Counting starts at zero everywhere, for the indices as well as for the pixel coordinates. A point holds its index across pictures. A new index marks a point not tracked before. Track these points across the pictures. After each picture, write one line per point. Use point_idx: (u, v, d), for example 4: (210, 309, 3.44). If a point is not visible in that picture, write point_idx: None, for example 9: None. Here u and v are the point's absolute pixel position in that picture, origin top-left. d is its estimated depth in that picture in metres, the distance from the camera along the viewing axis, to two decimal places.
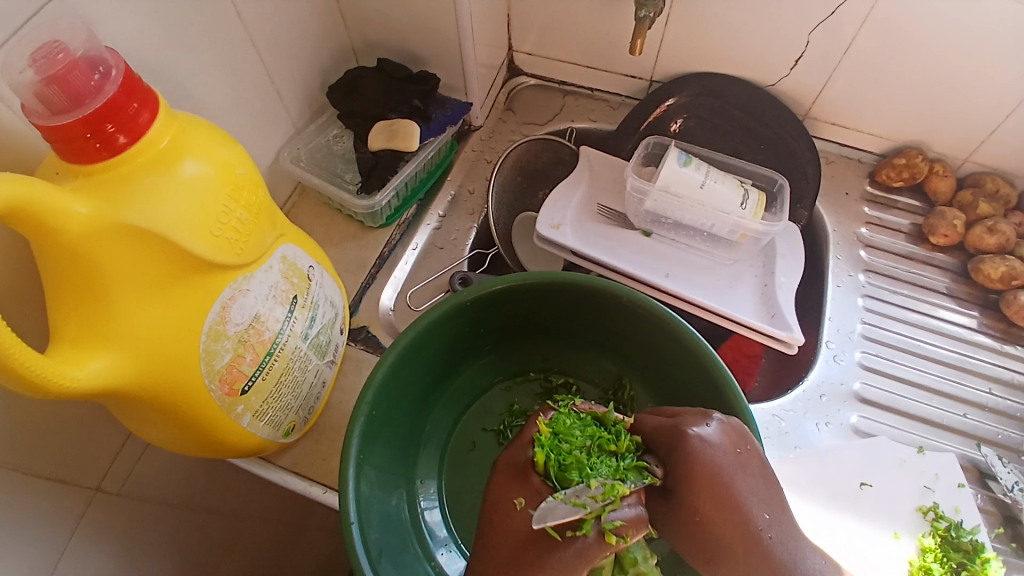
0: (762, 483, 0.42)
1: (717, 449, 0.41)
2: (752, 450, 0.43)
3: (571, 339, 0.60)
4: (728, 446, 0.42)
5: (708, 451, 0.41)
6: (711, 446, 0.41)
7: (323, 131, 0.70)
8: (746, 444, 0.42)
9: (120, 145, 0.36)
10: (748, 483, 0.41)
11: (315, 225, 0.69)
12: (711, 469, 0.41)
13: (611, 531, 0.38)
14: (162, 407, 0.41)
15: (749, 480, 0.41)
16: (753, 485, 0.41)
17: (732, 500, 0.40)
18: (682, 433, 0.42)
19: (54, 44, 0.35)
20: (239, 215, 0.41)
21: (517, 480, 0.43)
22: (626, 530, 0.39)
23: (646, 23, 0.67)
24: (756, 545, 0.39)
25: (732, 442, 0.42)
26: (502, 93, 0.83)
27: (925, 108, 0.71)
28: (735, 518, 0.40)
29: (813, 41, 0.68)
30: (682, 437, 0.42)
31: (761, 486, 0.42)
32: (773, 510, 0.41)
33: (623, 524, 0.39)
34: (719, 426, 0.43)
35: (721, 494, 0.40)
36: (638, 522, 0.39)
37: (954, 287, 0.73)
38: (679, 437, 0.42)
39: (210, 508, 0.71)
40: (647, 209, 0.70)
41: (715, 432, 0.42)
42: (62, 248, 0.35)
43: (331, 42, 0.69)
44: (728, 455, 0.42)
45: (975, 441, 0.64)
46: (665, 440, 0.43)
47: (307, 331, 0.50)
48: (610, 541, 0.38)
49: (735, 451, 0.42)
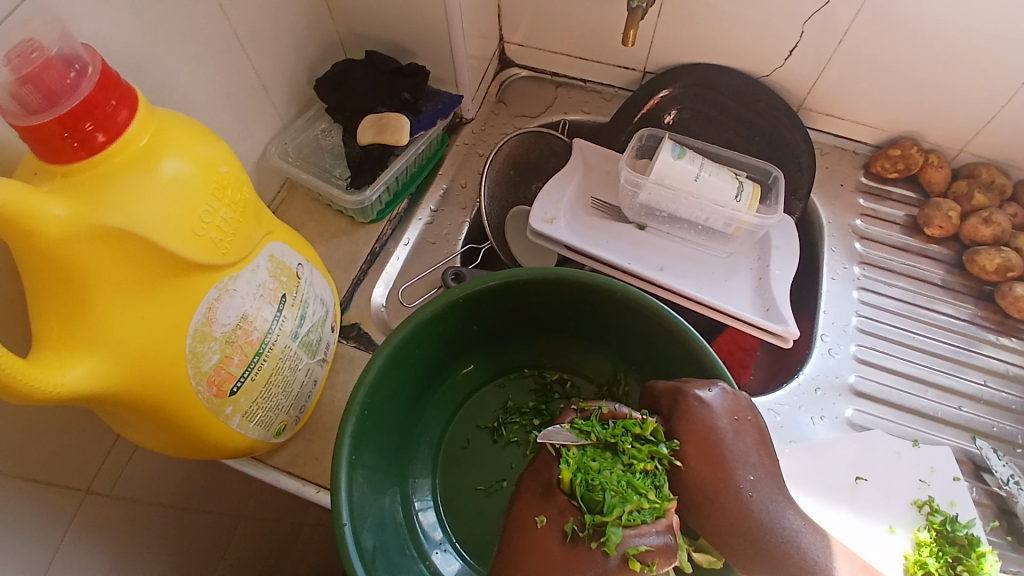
0: (750, 452, 0.44)
1: (716, 412, 0.44)
2: (750, 418, 0.45)
3: (565, 334, 0.59)
4: (726, 411, 0.44)
5: (707, 413, 0.44)
6: (711, 409, 0.44)
7: (310, 126, 0.68)
8: (746, 413, 0.45)
9: (99, 144, 0.35)
10: (740, 447, 0.44)
11: (304, 221, 0.68)
12: (709, 430, 0.44)
13: (635, 556, 0.38)
14: (151, 411, 0.41)
15: (742, 444, 0.44)
16: (745, 449, 0.44)
17: (723, 459, 0.44)
18: (683, 393, 0.45)
19: (28, 42, 0.34)
20: (223, 214, 0.40)
21: (542, 499, 0.42)
22: (652, 558, 0.39)
23: (639, 14, 0.66)
24: (737, 502, 0.43)
25: (732, 409, 0.45)
26: (493, 84, 0.82)
27: (920, 99, 0.70)
28: (718, 476, 0.43)
29: (807, 30, 0.67)
30: (684, 396, 0.45)
31: (752, 450, 0.44)
32: (760, 473, 0.44)
33: (648, 551, 0.39)
34: (721, 393, 0.45)
35: (714, 453, 0.44)
36: (665, 551, 0.39)
37: (949, 279, 0.73)
38: (681, 397, 0.45)
39: (204, 508, 0.70)
40: (641, 203, 0.69)
41: (716, 397, 0.44)
42: (39, 251, 0.34)
43: (317, 34, 0.67)
44: (725, 419, 0.44)
45: (970, 434, 0.64)
46: (666, 401, 0.46)
47: (296, 330, 0.49)
48: (633, 567, 0.38)
49: (732, 419, 0.44)
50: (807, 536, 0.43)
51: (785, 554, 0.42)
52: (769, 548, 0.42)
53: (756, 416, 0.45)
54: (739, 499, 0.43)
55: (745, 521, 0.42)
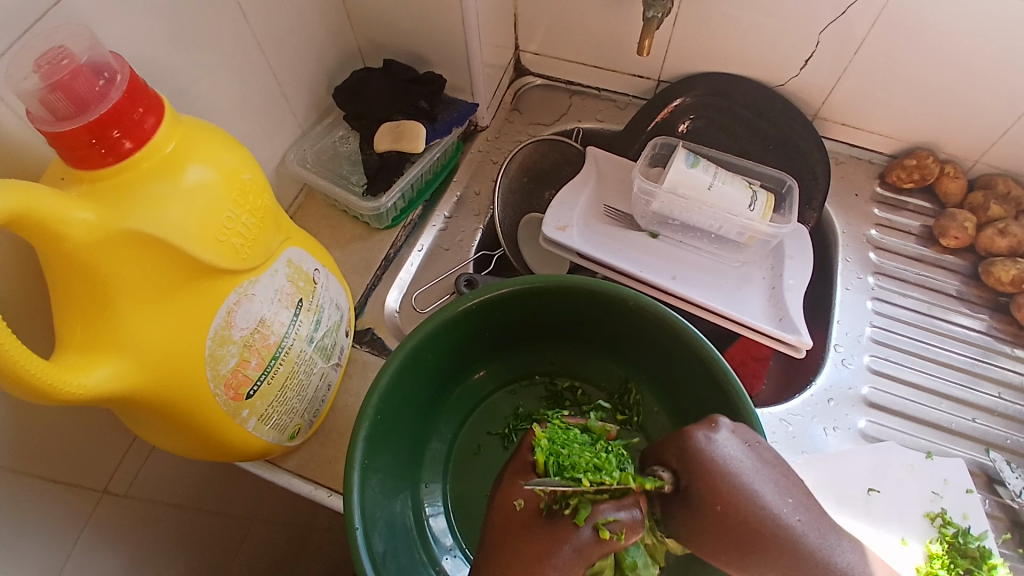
0: (775, 479, 0.42)
1: (731, 448, 0.41)
2: (761, 442, 0.43)
3: (577, 342, 0.59)
4: (738, 441, 0.42)
5: (721, 452, 0.41)
6: (725, 445, 0.41)
7: (329, 133, 0.69)
8: (755, 437, 0.43)
9: (126, 151, 0.36)
10: (764, 476, 0.41)
11: (320, 226, 0.69)
12: (732, 467, 0.41)
13: (605, 527, 0.39)
14: (169, 412, 0.41)
15: (767, 470, 0.42)
16: (770, 475, 0.42)
17: (754, 495, 0.40)
18: (690, 436, 0.42)
19: (57, 50, 0.35)
20: (244, 220, 0.41)
21: (519, 477, 0.42)
22: (620, 528, 0.39)
23: (654, 23, 0.66)
24: (781, 533, 0.40)
25: (742, 437, 0.42)
26: (508, 92, 0.83)
27: (936, 109, 0.70)
28: (758, 510, 0.40)
29: (823, 40, 0.67)
30: (692, 439, 0.42)
31: (778, 477, 0.42)
32: (796, 495, 0.42)
33: (617, 521, 0.39)
34: (728, 427, 0.43)
35: (744, 492, 0.40)
36: (633, 523, 0.40)
37: (964, 290, 0.72)
38: (688, 440, 0.42)
39: (217, 508, 0.71)
40: (653, 211, 0.70)
41: (727, 432, 0.42)
42: (67, 254, 0.35)
43: (336, 42, 0.68)
44: (740, 453, 0.42)
45: (983, 446, 0.63)
46: (681, 454, 0.42)
47: (312, 335, 0.50)
48: (604, 536, 0.39)
49: (747, 447, 0.42)
50: (854, 558, 0.41)
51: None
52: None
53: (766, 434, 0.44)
54: (786, 529, 0.40)
55: (803, 552, 0.40)
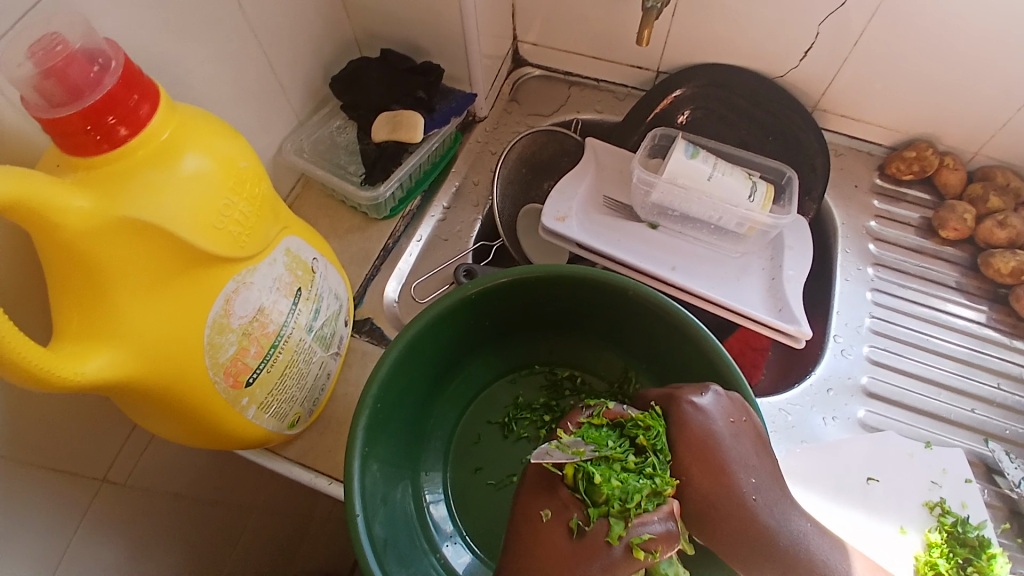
0: (748, 456, 0.44)
1: (712, 417, 0.44)
2: (745, 419, 0.45)
3: (576, 332, 0.59)
4: (721, 414, 0.44)
5: (701, 419, 0.44)
6: (707, 414, 0.44)
7: (326, 124, 0.69)
8: (742, 415, 0.45)
9: (121, 138, 0.36)
10: (738, 450, 0.44)
11: (318, 217, 0.69)
12: (706, 435, 0.43)
13: (639, 546, 0.39)
14: (169, 401, 0.41)
15: (740, 448, 0.44)
16: (742, 453, 0.44)
17: (722, 464, 0.44)
18: (677, 399, 0.45)
19: (51, 37, 0.35)
20: (242, 207, 0.41)
21: (544, 491, 0.41)
22: (655, 545, 0.39)
23: (653, 14, 0.66)
24: (740, 505, 0.43)
25: (727, 412, 0.45)
26: (506, 83, 0.82)
27: (936, 100, 0.70)
28: (720, 482, 0.43)
29: (823, 31, 0.67)
30: (676, 404, 0.45)
31: (752, 453, 0.45)
32: (761, 475, 0.45)
33: (653, 540, 0.39)
34: (715, 397, 0.45)
35: (714, 459, 0.44)
36: (668, 537, 0.40)
37: (963, 281, 0.72)
38: (674, 405, 0.45)
39: (216, 499, 0.71)
40: (653, 202, 0.69)
41: (710, 402, 0.44)
42: (63, 242, 0.34)
43: (333, 31, 0.68)
44: (722, 423, 0.44)
45: (982, 436, 0.63)
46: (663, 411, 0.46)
47: (311, 323, 0.50)
48: (639, 557, 0.39)
49: (728, 422, 0.44)
50: (812, 536, 0.44)
51: (789, 555, 0.43)
52: (775, 552, 0.43)
53: (752, 416, 0.45)
54: (744, 504, 0.43)
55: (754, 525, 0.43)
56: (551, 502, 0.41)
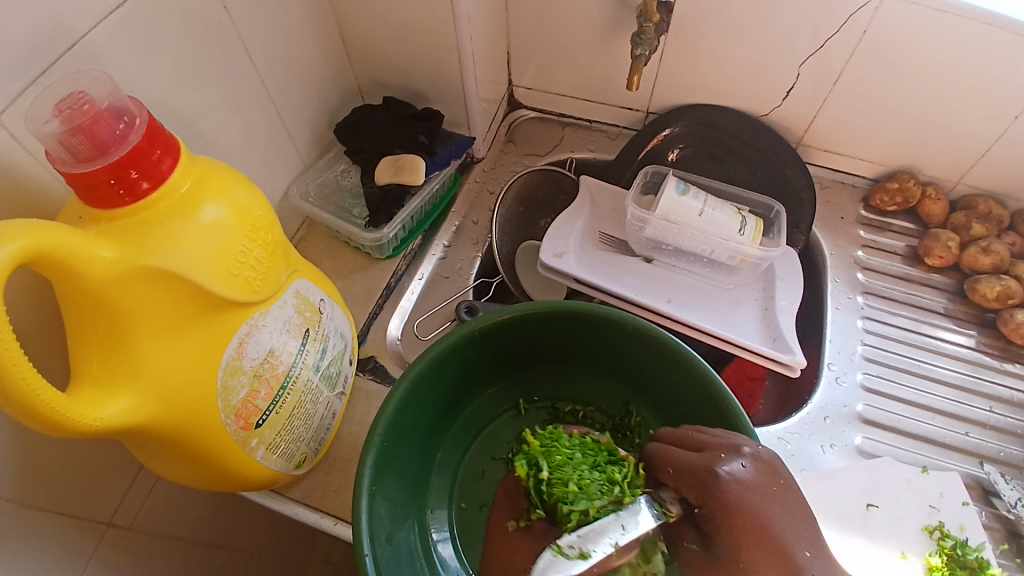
0: (798, 523, 0.38)
1: (750, 486, 0.39)
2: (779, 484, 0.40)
3: (578, 366, 0.60)
4: (759, 482, 0.39)
5: (736, 490, 0.39)
6: (742, 481, 0.39)
7: (331, 167, 0.72)
8: (777, 478, 0.40)
9: (143, 191, 0.37)
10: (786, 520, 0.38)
11: (322, 257, 0.71)
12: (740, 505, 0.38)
13: None
14: (180, 443, 0.42)
15: (789, 514, 0.38)
16: (791, 520, 0.38)
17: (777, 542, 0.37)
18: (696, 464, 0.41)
19: (78, 95, 0.37)
20: (256, 254, 0.43)
21: (507, 503, 0.47)
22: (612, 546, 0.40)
23: (642, 60, 0.69)
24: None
25: (761, 478, 0.40)
26: (502, 125, 0.85)
27: (915, 134, 0.73)
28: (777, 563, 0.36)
29: (803, 72, 0.70)
30: (715, 479, 0.39)
31: (800, 521, 0.39)
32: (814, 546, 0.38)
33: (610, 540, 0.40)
34: (751, 462, 0.40)
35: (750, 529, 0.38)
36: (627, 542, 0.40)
37: (951, 307, 0.74)
38: (709, 477, 0.39)
39: (219, 541, 0.70)
40: (647, 236, 0.72)
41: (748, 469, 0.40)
42: (87, 291, 0.36)
43: (336, 80, 0.71)
44: (756, 492, 0.39)
45: (977, 459, 0.64)
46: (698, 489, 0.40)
47: (318, 363, 0.51)
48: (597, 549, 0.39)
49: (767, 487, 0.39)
50: None
51: None
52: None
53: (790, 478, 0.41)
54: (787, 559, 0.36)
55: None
56: (512, 506, 0.46)
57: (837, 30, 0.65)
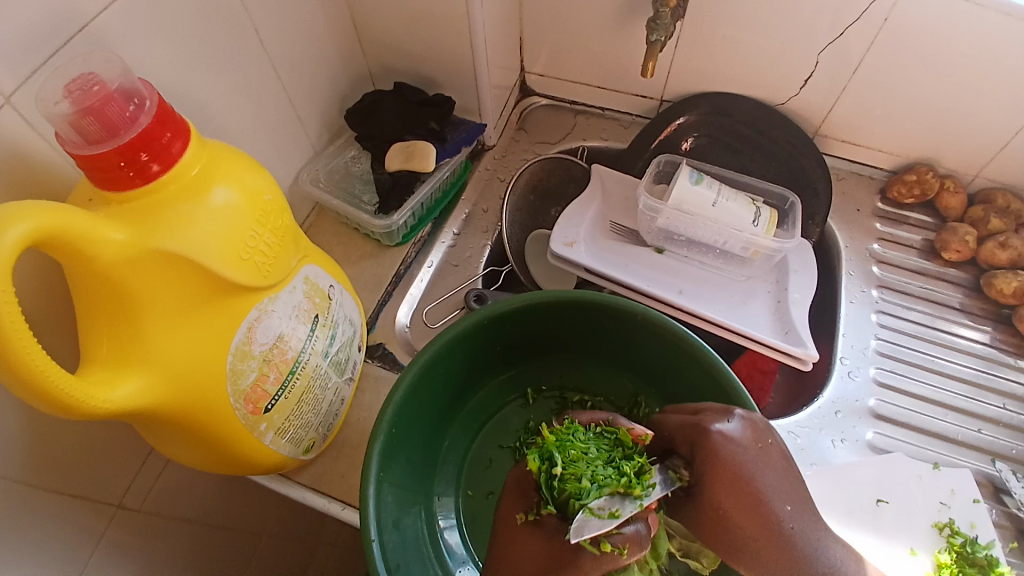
0: (780, 481, 0.43)
1: (740, 445, 0.42)
2: (772, 443, 0.43)
3: (587, 356, 0.60)
4: (750, 442, 0.42)
5: (731, 448, 0.42)
6: (736, 442, 0.42)
7: (341, 153, 0.71)
8: (765, 438, 0.43)
9: (153, 174, 0.37)
10: (769, 476, 0.42)
11: (332, 243, 0.71)
12: (736, 465, 0.41)
13: (606, 540, 0.40)
14: (190, 427, 0.42)
15: (774, 472, 0.42)
16: (775, 480, 0.42)
17: (757, 494, 0.41)
18: (704, 429, 0.43)
19: (88, 76, 0.37)
20: (266, 238, 0.42)
21: (519, 500, 0.44)
22: (623, 543, 0.40)
23: (657, 46, 0.68)
24: (775, 533, 0.41)
25: (753, 438, 0.43)
26: (514, 112, 0.85)
27: (935, 125, 0.71)
28: (757, 516, 0.41)
29: (822, 60, 0.69)
30: (705, 433, 0.42)
31: (782, 478, 0.43)
32: (794, 502, 0.43)
33: (620, 535, 0.41)
34: (741, 422, 0.43)
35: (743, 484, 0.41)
36: (637, 539, 0.41)
37: (967, 302, 0.73)
38: (703, 435, 0.43)
39: (227, 523, 0.71)
40: (659, 226, 0.71)
41: (738, 428, 0.43)
42: (97, 273, 0.36)
43: (347, 65, 0.70)
44: (750, 450, 0.42)
45: (990, 456, 0.63)
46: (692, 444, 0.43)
47: (327, 350, 0.51)
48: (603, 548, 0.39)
49: (756, 446, 0.43)
50: (845, 561, 0.43)
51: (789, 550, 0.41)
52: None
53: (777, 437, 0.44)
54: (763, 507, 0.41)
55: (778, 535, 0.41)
56: (523, 501, 0.44)
57: (856, 18, 0.64)
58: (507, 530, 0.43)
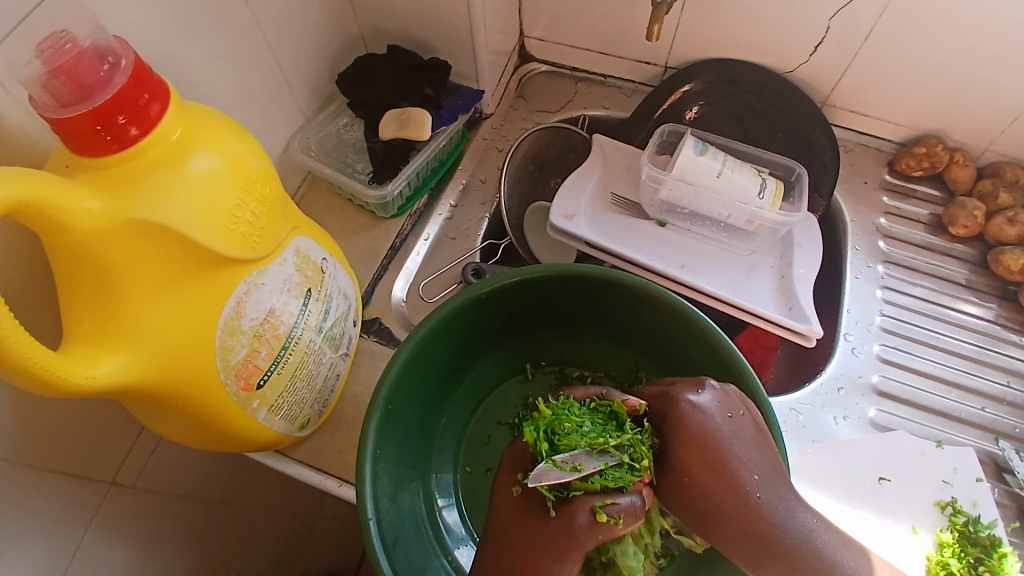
0: (752, 451, 0.43)
1: (710, 413, 0.43)
2: (743, 413, 0.44)
3: (587, 331, 0.59)
4: (720, 410, 0.43)
5: (699, 416, 0.43)
6: (705, 411, 0.43)
7: (333, 121, 0.68)
8: (739, 408, 0.44)
9: (131, 138, 0.35)
10: (741, 448, 0.43)
11: (326, 215, 0.69)
12: (704, 433, 0.43)
13: (601, 510, 0.39)
14: (180, 404, 0.41)
15: (744, 444, 0.43)
16: (746, 451, 0.43)
17: (723, 463, 0.42)
18: (673, 398, 0.44)
19: (60, 34, 0.34)
20: (253, 208, 0.40)
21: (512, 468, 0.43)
22: (618, 513, 0.40)
23: (664, 7, 0.64)
24: (746, 505, 0.42)
25: (725, 406, 0.44)
26: (513, 79, 0.82)
27: (947, 95, 0.69)
28: (722, 481, 0.42)
29: (833, 26, 0.66)
30: (673, 402, 0.44)
31: (756, 450, 0.43)
32: (764, 471, 0.43)
33: (614, 505, 0.40)
34: (712, 393, 0.44)
35: (711, 455, 0.42)
36: (632, 511, 0.40)
37: (972, 278, 0.72)
38: (672, 403, 0.44)
39: (224, 498, 0.70)
40: (662, 199, 0.69)
41: (707, 398, 0.43)
42: (74, 245, 0.34)
43: (338, 27, 0.67)
44: (720, 420, 0.43)
45: (993, 435, 0.63)
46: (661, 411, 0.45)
47: (321, 324, 0.49)
48: (601, 519, 0.39)
49: (726, 417, 0.43)
50: (819, 533, 0.43)
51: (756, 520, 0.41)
52: (784, 552, 0.41)
53: (751, 409, 0.44)
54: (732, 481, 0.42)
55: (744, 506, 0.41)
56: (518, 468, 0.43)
57: None
58: (504, 502, 0.43)
